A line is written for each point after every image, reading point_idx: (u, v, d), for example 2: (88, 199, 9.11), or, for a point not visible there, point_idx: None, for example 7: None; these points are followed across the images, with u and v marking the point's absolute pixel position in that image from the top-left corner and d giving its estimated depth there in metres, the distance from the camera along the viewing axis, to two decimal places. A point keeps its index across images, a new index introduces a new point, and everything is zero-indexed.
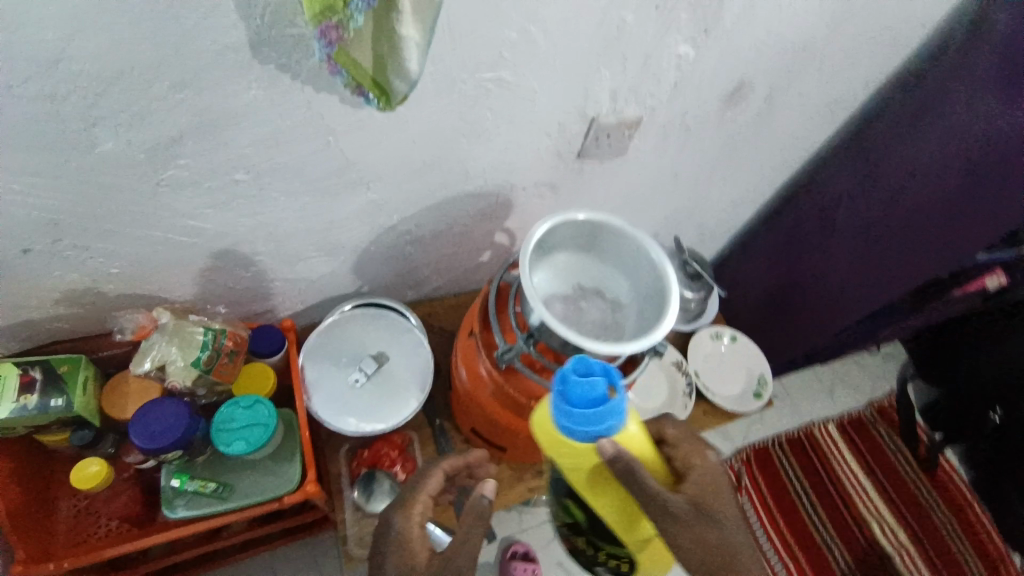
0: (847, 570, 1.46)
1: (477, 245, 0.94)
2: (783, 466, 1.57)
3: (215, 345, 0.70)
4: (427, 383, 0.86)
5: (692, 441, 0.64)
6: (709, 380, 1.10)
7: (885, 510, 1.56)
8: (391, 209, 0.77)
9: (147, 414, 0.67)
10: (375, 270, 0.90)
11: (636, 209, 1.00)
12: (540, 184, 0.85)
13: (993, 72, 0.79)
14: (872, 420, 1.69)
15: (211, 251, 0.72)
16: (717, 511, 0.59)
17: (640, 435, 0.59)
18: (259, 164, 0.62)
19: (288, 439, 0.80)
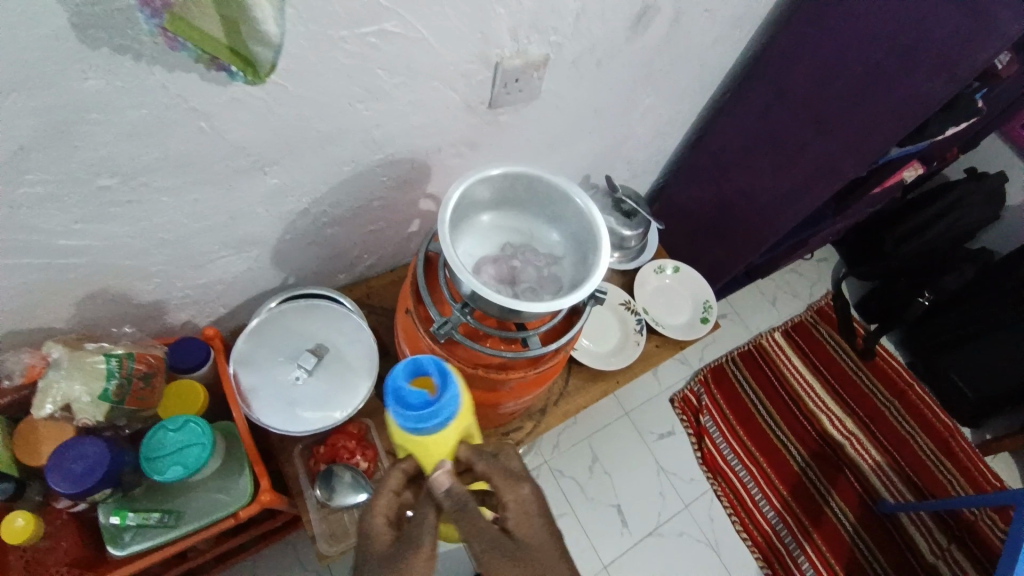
0: (804, 464, 1.57)
1: (404, 216, 0.89)
2: (738, 381, 1.65)
3: (122, 371, 0.65)
4: (374, 367, 0.83)
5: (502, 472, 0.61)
6: (657, 313, 1.11)
7: (833, 404, 1.67)
8: (298, 192, 0.71)
9: (62, 457, 0.61)
10: (297, 259, 0.84)
11: (563, 154, 0.97)
12: (457, 143, 0.80)
13: None
14: (814, 322, 1.79)
15: (101, 269, 0.64)
16: (528, 546, 0.58)
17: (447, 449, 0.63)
18: (127, 165, 0.54)
19: (233, 452, 0.75)
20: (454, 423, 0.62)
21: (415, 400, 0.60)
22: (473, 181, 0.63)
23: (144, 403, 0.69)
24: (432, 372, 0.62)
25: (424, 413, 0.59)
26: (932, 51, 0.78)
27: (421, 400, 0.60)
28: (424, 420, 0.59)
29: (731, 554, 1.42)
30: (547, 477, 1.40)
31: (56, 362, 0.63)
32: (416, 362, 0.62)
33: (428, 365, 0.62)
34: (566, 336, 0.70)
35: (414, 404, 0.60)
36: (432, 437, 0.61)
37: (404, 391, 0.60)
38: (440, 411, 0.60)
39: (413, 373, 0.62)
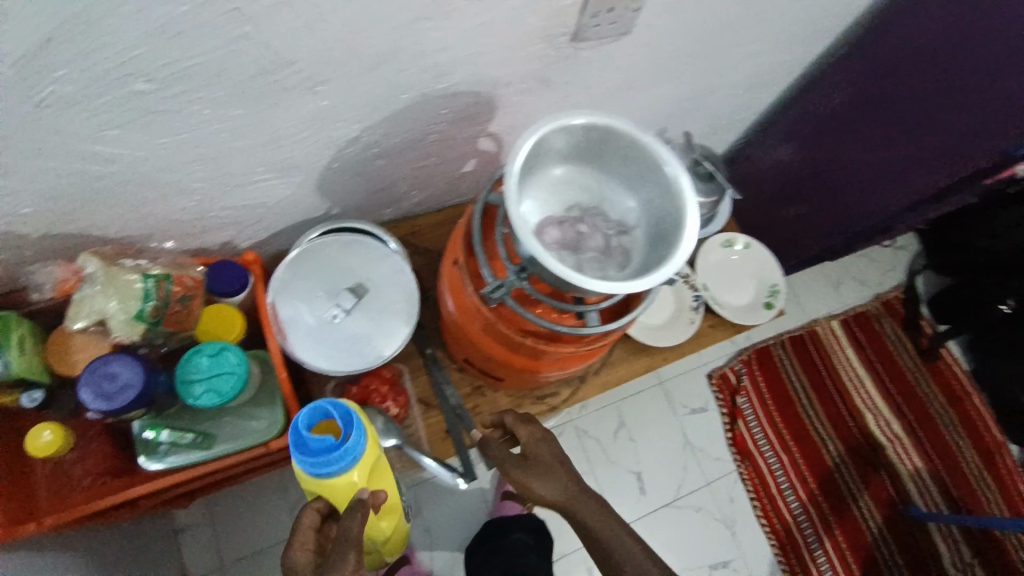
0: (838, 459, 1.51)
1: (459, 154, 0.82)
2: (784, 365, 1.56)
3: (159, 294, 0.63)
4: (414, 314, 0.79)
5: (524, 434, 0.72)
6: (717, 291, 1.02)
7: (881, 402, 1.58)
8: (349, 118, 0.64)
9: (97, 375, 0.60)
10: (342, 189, 0.78)
11: (642, 102, 0.86)
12: (528, 78, 0.70)
13: None
14: (877, 314, 1.66)
15: (138, 180, 0.60)
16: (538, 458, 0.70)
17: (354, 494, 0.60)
18: (163, 69, 0.48)
19: (266, 382, 0.74)
20: (360, 465, 0.59)
21: (316, 446, 0.56)
22: (549, 130, 0.55)
23: (180, 325, 0.67)
24: (337, 416, 0.58)
25: (329, 459, 0.55)
26: None
27: (327, 446, 0.56)
28: (328, 466, 0.56)
29: (747, 537, 1.40)
30: (570, 435, 1.38)
31: (90, 278, 0.61)
32: (318, 407, 0.58)
33: (333, 409, 0.58)
34: (626, 316, 0.64)
35: (319, 451, 0.56)
36: (338, 479, 0.57)
37: (306, 438, 0.56)
38: (346, 456, 0.56)
39: (316, 416, 0.58)
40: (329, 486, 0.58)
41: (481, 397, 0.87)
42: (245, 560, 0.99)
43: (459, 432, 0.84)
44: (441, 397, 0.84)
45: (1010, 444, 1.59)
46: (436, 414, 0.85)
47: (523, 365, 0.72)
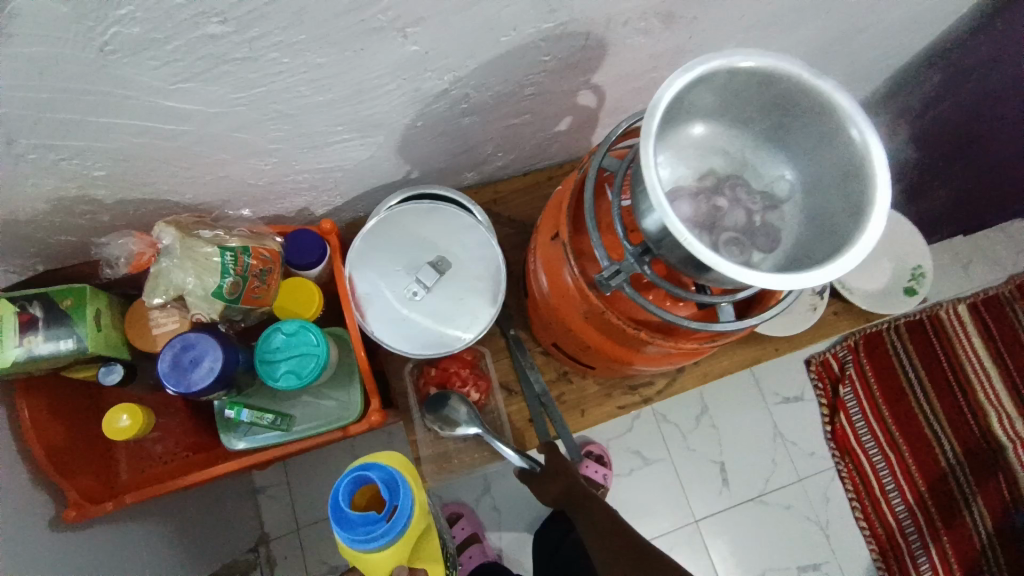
0: (955, 461, 1.33)
1: (554, 109, 0.71)
2: (896, 355, 1.37)
3: (237, 268, 0.58)
4: (500, 294, 0.70)
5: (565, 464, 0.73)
6: (848, 273, 0.86)
7: (1011, 401, 1.37)
8: (439, 66, 0.54)
9: (179, 354, 0.56)
10: (423, 151, 0.69)
11: (777, 42, 0.70)
12: (651, 12, 0.57)
13: None
14: (1015, 300, 1.42)
15: (211, 140, 0.53)
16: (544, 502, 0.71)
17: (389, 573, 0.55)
18: (237, 7, 0.40)
19: (344, 362, 0.69)
20: (407, 534, 0.55)
21: (358, 517, 0.52)
22: (697, 74, 0.43)
23: (259, 302, 0.62)
24: (379, 481, 0.55)
25: (375, 532, 0.52)
26: None
27: (371, 517, 0.53)
28: (375, 539, 0.52)
29: (841, 540, 1.28)
30: (648, 420, 1.29)
31: (166, 250, 0.56)
32: (358, 473, 0.54)
33: (372, 473, 0.55)
34: (766, 309, 0.52)
35: (362, 523, 0.52)
36: (381, 556, 0.53)
37: (347, 511, 0.53)
38: (393, 527, 0.53)
39: (355, 484, 0.55)
40: (367, 562, 0.53)
41: (567, 384, 0.79)
42: (319, 528, 0.99)
43: (543, 422, 0.77)
44: (525, 383, 0.77)
45: None
46: (519, 400, 0.78)
47: (627, 358, 0.62)
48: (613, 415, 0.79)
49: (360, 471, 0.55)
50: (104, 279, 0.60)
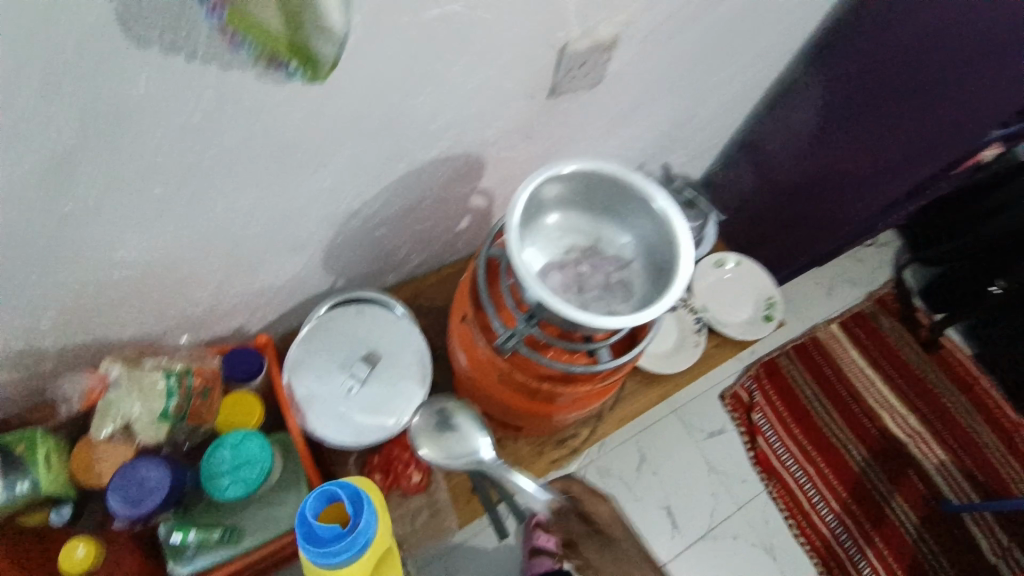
0: (864, 463, 1.49)
1: (454, 212, 0.84)
2: (793, 377, 1.56)
3: (181, 388, 0.64)
4: (428, 374, 0.79)
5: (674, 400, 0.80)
6: (717, 312, 1.04)
7: (894, 399, 1.57)
8: (350, 192, 0.67)
9: (127, 480, 0.59)
10: (345, 262, 0.80)
11: (621, 139, 0.90)
12: (514, 132, 0.74)
13: None
14: (873, 313, 1.67)
15: (152, 278, 0.61)
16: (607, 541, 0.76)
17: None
18: (177, 172, 0.51)
19: (288, 466, 0.72)
20: (368, 551, 0.61)
21: (327, 533, 0.58)
22: (542, 180, 0.58)
23: (202, 419, 0.67)
24: (346, 498, 0.61)
25: (336, 548, 0.58)
26: None
27: (335, 533, 0.59)
28: (335, 554, 0.58)
29: (787, 559, 1.36)
30: (594, 478, 1.35)
31: (116, 383, 0.62)
32: (328, 490, 0.61)
33: (341, 491, 0.61)
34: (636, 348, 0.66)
35: (327, 539, 0.59)
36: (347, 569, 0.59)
37: (313, 526, 0.59)
38: (353, 544, 0.59)
39: (324, 501, 0.61)
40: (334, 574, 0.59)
41: (502, 450, 0.87)
42: None
43: (486, 489, 0.83)
44: None
45: None
46: (460, 473, 0.84)
47: (543, 411, 0.72)
48: (548, 470, 0.88)
49: (329, 490, 0.61)
50: (61, 418, 0.63)
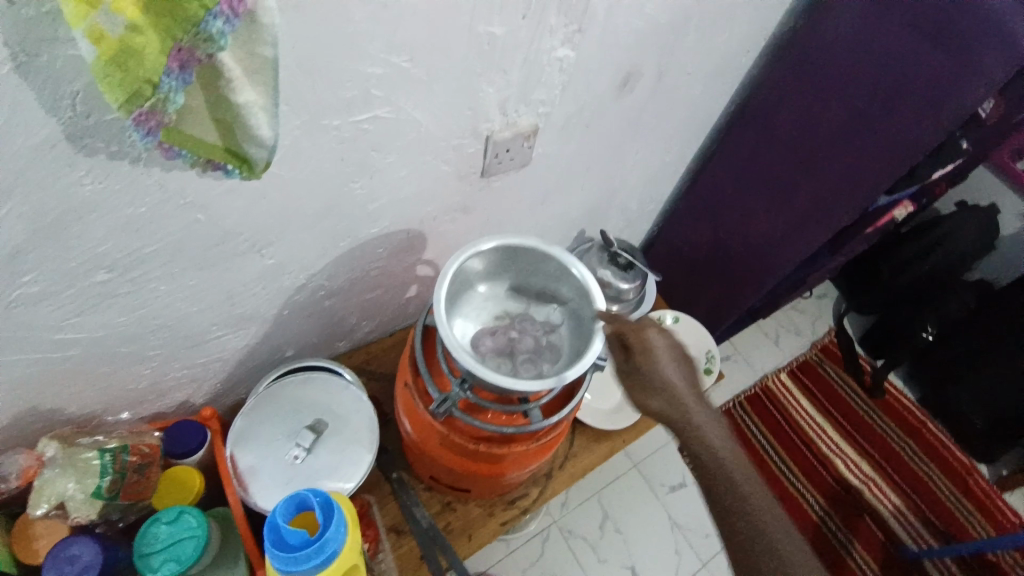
0: (823, 512, 1.51)
1: (400, 281, 0.89)
2: (748, 426, 1.61)
3: (116, 466, 0.63)
4: (374, 440, 0.80)
5: (637, 339, 0.65)
6: None
7: (845, 446, 1.61)
8: (295, 269, 0.71)
9: (59, 559, 0.59)
10: (293, 333, 0.83)
11: (556, 210, 0.98)
12: (452, 209, 0.81)
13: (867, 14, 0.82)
14: (819, 361, 1.74)
15: (95, 358, 0.63)
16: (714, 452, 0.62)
17: None
18: (122, 259, 0.55)
19: (229, 539, 0.72)
20: (332, 564, 0.63)
21: (294, 538, 0.61)
22: (466, 257, 0.64)
23: (140, 494, 0.66)
24: (316, 506, 0.64)
25: (302, 555, 0.60)
26: (917, 94, 0.78)
27: (302, 540, 0.61)
28: (300, 562, 0.60)
29: None
30: (557, 538, 1.34)
31: (51, 461, 0.62)
32: (298, 497, 0.64)
33: (311, 498, 0.64)
34: (567, 407, 0.69)
35: (295, 544, 0.61)
36: None
37: (282, 529, 0.62)
38: (320, 552, 0.61)
39: (295, 507, 0.65)
40: None
41: (453, 513, 0.87)
42: None
43: (435, 555, 0.82)
44: (412, 520, 0.84)
45: (982, 468, 1.62)
46: (409, 540, 0.84)
47: (485, 472, 0.73)
48: (498, 532, 0.88)
49: (301, 498, 0.65)
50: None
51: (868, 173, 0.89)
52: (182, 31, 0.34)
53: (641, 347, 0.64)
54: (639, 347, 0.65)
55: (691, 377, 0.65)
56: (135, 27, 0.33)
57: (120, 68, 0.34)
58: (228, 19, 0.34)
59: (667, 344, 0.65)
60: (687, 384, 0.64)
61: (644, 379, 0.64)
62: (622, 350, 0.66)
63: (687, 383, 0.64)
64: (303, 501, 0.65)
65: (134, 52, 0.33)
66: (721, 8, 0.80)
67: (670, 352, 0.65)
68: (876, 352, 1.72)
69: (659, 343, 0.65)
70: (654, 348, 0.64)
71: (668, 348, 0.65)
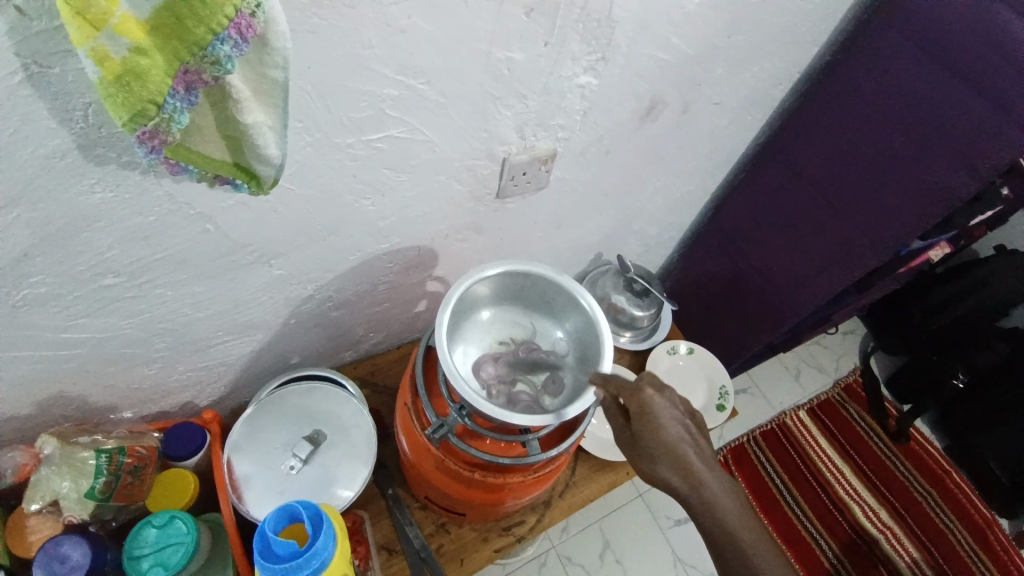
0: (835, 559, 1.41)
1: (409, 296, 0.89)
2: (761, 462, 1.53)
3: (111, 468, 0.64)
4: (370, 456, 0.79)
5: (635, 404, 0.59)
6: None
7: (864, 491, 1.52)
8: (302, 280, 0.71)
9: (50, 557, 0.60)
10: (299, 342, 0.83)
11: (572, 233, 0.96)
12: (465, 228, 0.80)
13: (912, 54, 0.79)
14: (841, 400, 1.66)
15: (100, 358, 0.64)
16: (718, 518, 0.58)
17: None
18: (129, 265, 0.56)
19: (219, 548, 0.71)
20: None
21: (282, 550, 0.58)
22: (471, 283, 0.64)
23: (132, 497, 0.67)
24: (306, 518, 0.61)
25: (291, 566, 0.58)
26: (951, 142, 0.76)
27: (292, 551, 0.59)
28: (289, 573, 0.57)
29: None
30: (554, 564, 1.30)
31: (47, 459, 0.63)
32: (287, 509, 0.61)
33: (301, 510, 0.62)
34: (566, 441, 0.67)
35: (284, 555, 0.58)
36: None
37: (271, 540, 0.59)
38: (310, 563, 0.58)
39: (284, 519, 0.62)
40: None
41: (446, 535, 0.85)
42: None
43: None
44: (404, 539, 0.83)
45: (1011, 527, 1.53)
46: (399, 560, 0.82)
47: (480, 500, 0.71)
48: (491, 559, 0.86)
49: (290, 509, 0.62)
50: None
51: (896, 216, 0.85)
52: (190, 54, 0.34)
53: (641, 414, 0.59)
54: (638, 411, 0.59)
55: (698, 441, 0.60)
56: (141, 50, 0.33)
57: (123, 88, 0.34)
58: (236, 44, 0.35)
59: (668, 404, 0.60)
60: (696, 450, 0.59)
61: (646, 450, 0.59)
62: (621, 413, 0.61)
63: (695, 449, 0.59)
64: (293, 512, 0.62)
65: (137, 73, 0.33)
66: (752, 40, 0.78)
67: (673, 415, 0.60)
68: (903, 396, 1.64)
69: (660, 406, 0.59)
70: (655, 411, 0.59)
71: (671, 409, 0.60)
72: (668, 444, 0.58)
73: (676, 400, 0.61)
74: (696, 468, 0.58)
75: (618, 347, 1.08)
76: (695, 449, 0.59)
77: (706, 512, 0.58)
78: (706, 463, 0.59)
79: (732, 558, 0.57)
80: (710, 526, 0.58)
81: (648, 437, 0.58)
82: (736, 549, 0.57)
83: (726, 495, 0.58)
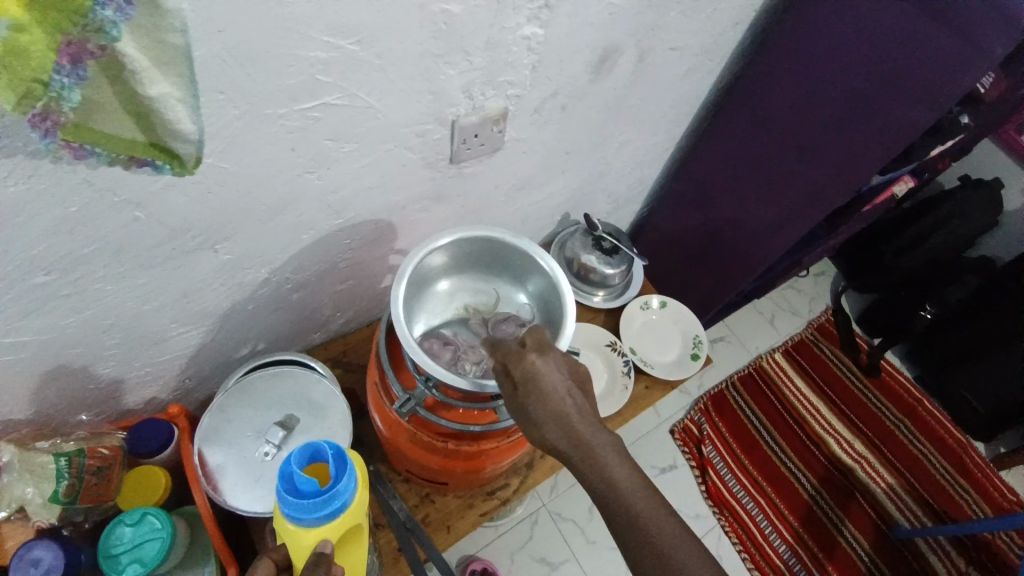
0: (813, 491, 1.46)
1: (373, 272, 0.86)
2: (740, 406, 1.56)
3: (72, 471, 0.64)
4: (346, 434, 0.77)
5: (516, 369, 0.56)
6: (646, 352, 1.07)
7: (840, 425, 1.56)
8: (255, 264, 0.69)
9: (23, 563, 0.58)
10: (262, 327, 0.81)
11: (536, 194, 0.94)
12: (422, 198, 0.77)
13: None
14: (815, 340, 1.68)
15: (50, 359, 0.62)
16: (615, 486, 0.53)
17: (306, 546, 0.56)
18: (60, 261, 0.53)
19: (197, 542, 0.71)
20: (339, 517, 0.57)
21: (304, 488, 0.55)
22: (424, 255, 0.64)
23: (100, 497, 0.67)
24: (329, 458, 0.57)
25: (309, 505, 0.54)
26: (911, 77, 0.75)
27: (313, 488, 0.55)
28: (308, 510, 0.54)
29: None
30: (545, 521, 1.33)
31: None
32: (313, 445, 0.57)
33: (326, 448, 0.57)
34: None
35: (306, 492, 0.55)
36: (313, 530, 0.56)
37: (293, 477, 0.55)
38: (328, 505, 0.55)
39: (308, 455, 0.58)
40: (295, 532, 0.56)
41: (431, 505, 0.86)
42: None
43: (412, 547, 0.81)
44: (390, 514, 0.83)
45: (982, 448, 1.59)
46: (387, 531, 0.83)
47: (463, 469, 0.70)
48: (478, 523, 0.87)
49: (314, 446, 0.57)
50: None
51: (860, 156, 0.85)
52: (71, 24, 0.31)
53: (526, 379, 0.56)
54: (523, 379, 0.56)
55: (581, 399, 0.57)
56: (20, 27, 0.30)
57: (3, 68, 0.31)
58: (120, 7, 0.32)
59: (551, 366, 0.57)
60: (580, 412, 0.56)
61: (535, 420, 0.55)
62: (508, 385, 0.57)
63: (578, 409, 0.56)
64: (316, 449, 0.57)
65: (19, 52, 0.30)
66: None
67: (557, 378, 0.57)
68: (874, 331, 1.67)
69: (541, 367, 0.57)
70: (538, 376, 0.56)
71: (553, 370, 0.57)
72: (554, 406, 0.55)
73: (558, 361, 0.58)
74: (580, 426, 0.55)
75: (592, 306, 1.08)
76: (579, 411, 0.56)
77: (599, 479, 0.53)
78: (592, 426, 0.55)
79: (634, 537, 0.52)
80: (601, 492, 0.53)
81: (534, 403, 0.55)
82: (640, 533, 0.52)
83: (625, 468, 0.54)
